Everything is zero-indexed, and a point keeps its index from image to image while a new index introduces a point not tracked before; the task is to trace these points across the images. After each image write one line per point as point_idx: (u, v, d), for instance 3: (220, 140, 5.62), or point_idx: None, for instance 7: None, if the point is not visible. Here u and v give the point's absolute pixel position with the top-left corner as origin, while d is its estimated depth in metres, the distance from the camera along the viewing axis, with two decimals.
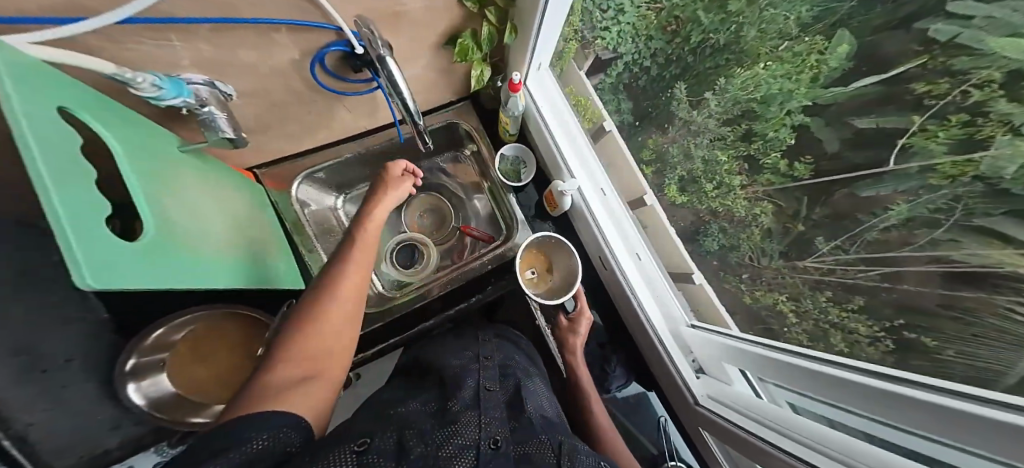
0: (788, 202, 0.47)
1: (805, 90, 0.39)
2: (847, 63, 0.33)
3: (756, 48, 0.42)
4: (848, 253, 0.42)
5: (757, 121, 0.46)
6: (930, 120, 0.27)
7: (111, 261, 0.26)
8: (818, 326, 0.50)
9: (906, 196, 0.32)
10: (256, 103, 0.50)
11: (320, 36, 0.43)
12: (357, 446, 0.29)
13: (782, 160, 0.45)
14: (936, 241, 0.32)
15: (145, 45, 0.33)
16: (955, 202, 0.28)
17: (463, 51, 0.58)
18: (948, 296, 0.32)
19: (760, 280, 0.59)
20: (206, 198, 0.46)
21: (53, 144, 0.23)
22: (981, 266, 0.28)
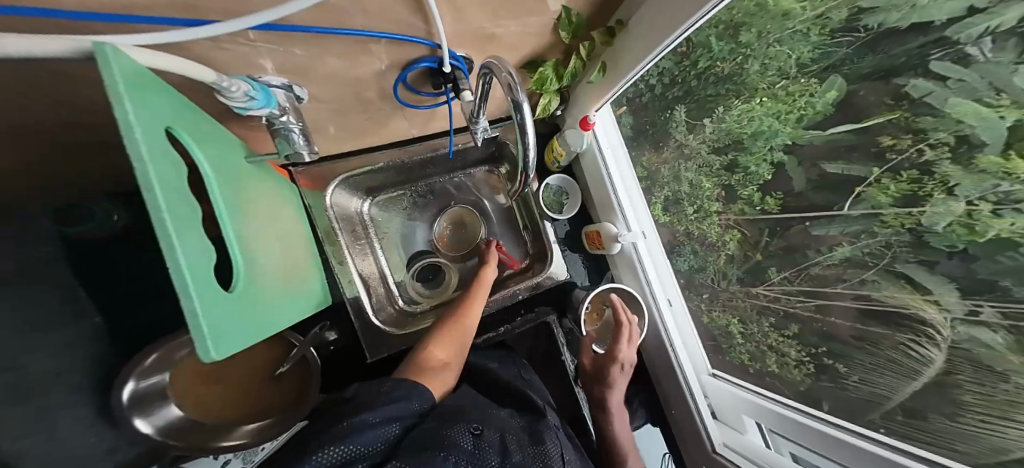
0: (751, 231, 0.58)
1: (791, 129, 0.47)
2: (831, 108, 0.41)
3: (756, 83, 0.50)
4: (792, 285, 0.53)
5: (742, 153, 0.55)
6: (886, 175, 0.36)
7: (228, 319, 0.22)
8: (757, 347, 0.63)
9: (849, 239, 0.42)
10: (322, 108, 0.44)
11: (413, 49, 0.39)
12: (473, 430, 0.40)
13: (756, 192, 0.55)
14: (863, 281, 0.42)
15: (242, 45, 0.28)
16: (886, 249, 0.38)
17: (541, 80, 0.54)
18: (862, 328, 0.44)
19: (717, 301, 0.70)
20: (277, 218, 0.40)
21: (174, 190, 0.19)
22: (894, 306, 0.39)
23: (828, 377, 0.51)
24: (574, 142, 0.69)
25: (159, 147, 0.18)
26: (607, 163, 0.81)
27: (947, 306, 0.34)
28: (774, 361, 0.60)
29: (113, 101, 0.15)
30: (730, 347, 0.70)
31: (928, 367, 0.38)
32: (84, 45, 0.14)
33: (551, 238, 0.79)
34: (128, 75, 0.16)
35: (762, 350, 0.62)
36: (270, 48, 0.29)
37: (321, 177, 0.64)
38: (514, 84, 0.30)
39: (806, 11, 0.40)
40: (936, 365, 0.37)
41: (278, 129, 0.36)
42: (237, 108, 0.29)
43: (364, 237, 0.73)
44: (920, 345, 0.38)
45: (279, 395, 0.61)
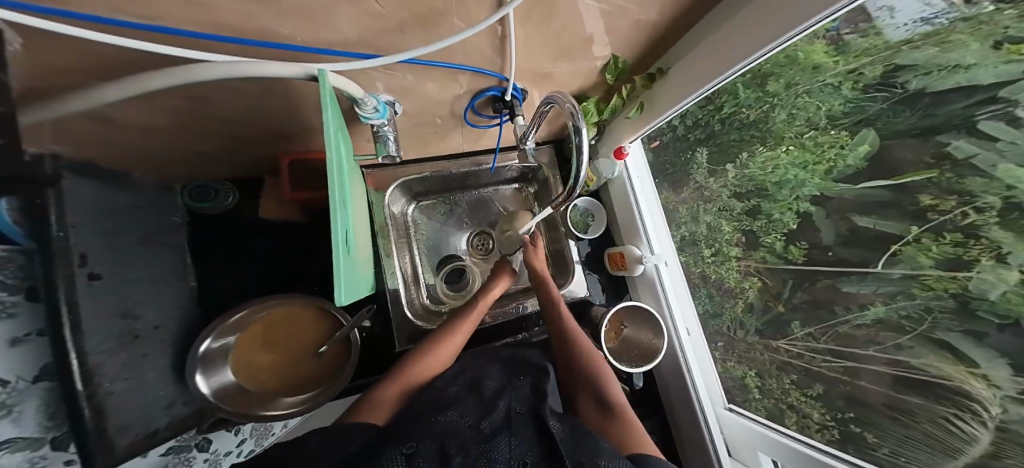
0: (774, 281, 0.63)
1: (818, 179, 0.52)
2: (862, 163, 0.46)
3: (782, 131, 0.57)
4: (818, 342, 0.56)
5: (767, 200, 0.62)
6: (926, 234, 0.39)
7: (348, 276, 0.28)
8: (776, 404, 0.67)
9: (883, 299, 0.45)
10: (405, 121, 0.54)
11: (486, 80, 0.47)
12: (406, 450, 0.41)
13: (781, 241, 0.60)
14: (898, 345, 0.45)
15: (375, 72, 0.37)
16: (926, 313, 0.41)
17: (583, 113, 0.63)
18: (897, 398, 0.46)
19: (732, 352, 0.75)
20: (365, 217, 0.48)
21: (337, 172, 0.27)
22: (935, 377, 0.41)
23: (854, 446, 0.53)
24: (605, 170, 0.76)
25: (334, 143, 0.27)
26: (635, 190, 0.87)
27: (996, 383, 0.35)
28: (795, 421, 0.63)
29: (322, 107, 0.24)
30: (743, 403, 0.74)
31: (973, 446, 0.39)
32: (318, 74, 0.24)
33: (574, 259, 0.85)
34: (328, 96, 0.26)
35: (782, 409, 0.65)
36: (390, 74, 0.39)
37: (383, 179, 0.74)
38: (575, 112, 0.37)
39: (837, 66, 0.46)
40: (981, 443, 0.38)
41: (378, 133, 0.44)
42: (361, 117, 0.38)
43: (406, 238, 0.81)
44: (965, 422, 0.39)
45: (318, 376, 0.66)
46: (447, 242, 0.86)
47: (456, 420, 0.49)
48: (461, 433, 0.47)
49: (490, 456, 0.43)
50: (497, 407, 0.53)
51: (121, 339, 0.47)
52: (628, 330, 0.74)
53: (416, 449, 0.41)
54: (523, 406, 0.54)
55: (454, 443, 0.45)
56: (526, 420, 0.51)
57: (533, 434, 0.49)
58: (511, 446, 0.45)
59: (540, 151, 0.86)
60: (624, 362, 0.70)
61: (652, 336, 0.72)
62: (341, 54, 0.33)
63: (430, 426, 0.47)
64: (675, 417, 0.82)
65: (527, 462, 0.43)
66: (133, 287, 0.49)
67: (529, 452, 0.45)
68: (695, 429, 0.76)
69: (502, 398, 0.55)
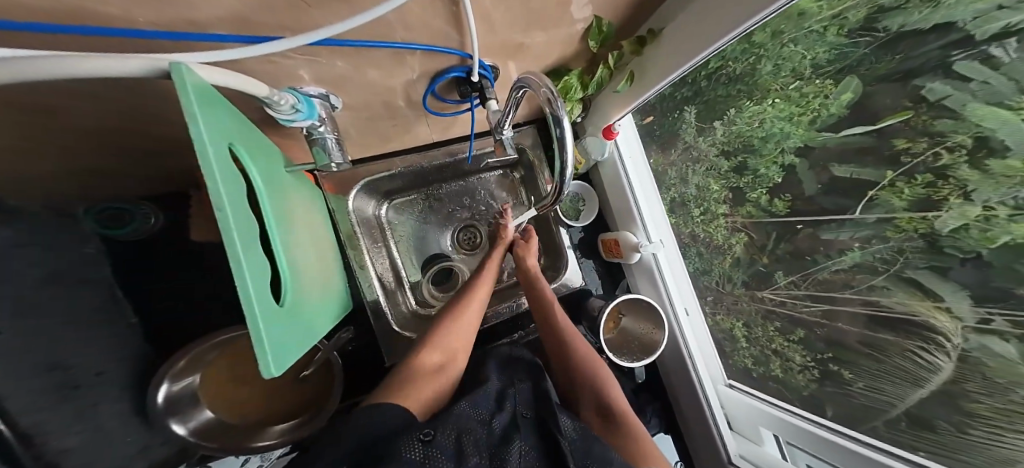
0: (759, 235, 0.59)
1: (802, 131, 0.47)
2: (845, 110, 0.41)
3: (768, 84, 0.50)
4: (799, 289, 0.54)
5: (753, 156, 0.56)
6: (900, 177, 0.37)
7: (282, 332, 0.24)
8: (762, 350, 0.65)
9: (860, 243, 0.43)
10: (353, 114, 0.45)
11: (445, 59, 0.39)
12: (424, 437, 0.36)
13: (765, 195, 0.55)
14: (871, 287, 0.44)
15: (293, 60, 0.29)
16: (898, 254, 0.39)
17: (565, 89, 0.55)
18: (869, 335, 0.46)
19: (722, 304, 0.72)
20: (310, 227, 0.41)
21: (238, 205, 0.21)
22: (902, 313, 0.41)
23: (833, 383, 0.53)
24: (595, 151, 0.69)
25: (225, 162, 0.20)
26: (628, 172, 0.80)
27: (958, 315, 0.35)
28: (779, 366, 0.62)
29: (189, 120, 0.17)
30: (733, 352, 0.73)
31: (935, 374, 0.39)
32: (167, 69, 0.16)
33: (565, 244, 0.80)
34: (199, 94, 0.18)
35: (767, 355, 0.65)
36: (315, 61, 0.30)
37: (345, 181, 0.65)
38: (553, 98, 0.30)
39: (822, 11, 0.39)
40: (943, 371, 0.38)
41: (316, 139, 0.37)
42: (282, 120, 0.31)
43: (382, 240, 0.74)
44: (928, 353, 0.39)
45: (312, 399, 0.62)
46: (429, 242, 0.79)
47: (471, 412, 0.44)
48: (475, 429, 0.42)
49: (504, 458, 0.40)
50: (505, 406, 0.48)
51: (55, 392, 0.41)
52: (627, 320, 0.71)
53: (434, 437, 0.37)
54: (529, 409, 0.50)
55: (471, 438, 0.40)
56: (530, 423, 0.48)
57: (538, 439, 0.46)
58: (521, 451, 0.42)
59: (521, 133, 0.78)
60: (624, 355, 0.68)
61: (652, 328, 0.68)
62: (233, 39, 0.25)
63: (448, 416, 0.41)
64: (676, 396, 0.82)
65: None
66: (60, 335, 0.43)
67: (532, 457, 0.42)
68: (699, 415, 0.76)
69: (508, 399, 0.50)
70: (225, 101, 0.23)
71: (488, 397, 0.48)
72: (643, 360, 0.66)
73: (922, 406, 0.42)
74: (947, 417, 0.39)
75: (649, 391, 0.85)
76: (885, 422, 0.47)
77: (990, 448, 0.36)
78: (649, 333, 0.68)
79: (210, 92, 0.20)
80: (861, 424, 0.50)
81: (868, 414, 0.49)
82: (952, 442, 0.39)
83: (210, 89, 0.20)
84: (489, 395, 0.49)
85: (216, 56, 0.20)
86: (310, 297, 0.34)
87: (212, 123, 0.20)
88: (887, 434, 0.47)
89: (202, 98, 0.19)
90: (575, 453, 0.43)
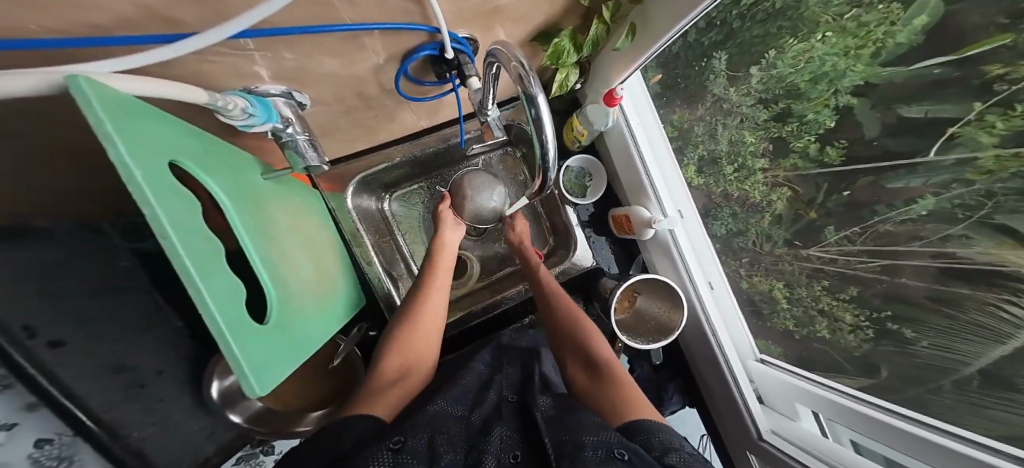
0: (805, 189, 0.51)
1: (862, 67, 0.38)
2: (917, 38, 0.32)
3: (817, 17, 0.41)
4: (854, 245, 0.47)
5: (799, 101, 0.47)
6: (993, 109, 0.28)
7: (264, 350, 0.26)
8: (806, 311, 0.58)
9: (934, 189, 0.35)
10: (326, 109, 0.43)
11: (410, 37, 0.35)
12: (392, 445, 0.31)
13: (814, 144, 0.47)
14: (946, 237, 0.36)
15: (230, 56, 0.26)
16: (987, 199, 0.31)
17: (556, 54, 0.48)
18: (939, 289, 0.39)
19: (759, 265, 0.65)
20: (300, 230, 0.41)
21: (187, 232, 0.20)
22: (984, 264, 0.33)
23: (891, 343, 0.46)
24: (598, 121, 0.62)
25: (163, 183, 0.19)
26: (637, 139, 0.74)
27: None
28: (826, 327, 0.55)
29: (106, 144, 0.15)
30: (772, 314, 0.66)
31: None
32: (66, 85, 0.14)
33: (574, 223, 0.76)
34: (111, 105, 0.16)
35: (811, 315, 0.57)
36: (264, 55, 0.28)
37: (339, 179, 0.65)
38: (526, 73, 0.26)
39: None
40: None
41: (286, 142, 0.37)
42: (240, 126, 0.29)
43: (388, 234, 0.74)
44: (1017, 306, 0.31)
45: (338, 387, 0.68)
46: (436, 232, 0.79)
47: (445, 409, 0.41)
48: (451, 427, 0.38)
49: (483, 449, 0.35)
50: (486, 398, 0.48)
51: (128, 390, 0.46)
52: (641, 298, 0.68)
53: (404, 443, 0.32)
54: (514, 393, 0.50)
55: (445, 437, 0.35)
56: (515, 409, 0.46)
57: (520, 423, 0.42)
58: (502, 437, 0.39)
59: (515, 108, 0.72)
60: (638, 338, 0.65)
61: (669, 309, 0.65)
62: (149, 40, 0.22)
63: (418, 417, 0.38)
64: (698, 372, 0.79)
65: (519, 454, 0.36)
66: (125, 340, 0.48)
67: (519, 444, 0.38)
68: (724, 388, 0.72)
69: (491, 387, 0.50)
70: (153, 108, 0.21)
71: (466, 394, 0.48)
72: (659, 341, 0.63)
73: (1002, 363, 0.34)
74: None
75: (670, 368, 0.82)
76: (953, 383, 0.40)
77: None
78: (667, 314, 0.64)
79: (135, 106, 0.19)
80: (918, 387, 0.45)
81: (920, 373, 0.44)
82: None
83: (125, 98, 0.18)
84: (467, 392, 0.48)
85: (127, 62, 0.17)
86: (302, 306, 0.36)
87: (139, 142, 0.18)
88: (952, 394, 0.41)
89: (129, 115, 0.18)
90: (548, 420, 0.41)
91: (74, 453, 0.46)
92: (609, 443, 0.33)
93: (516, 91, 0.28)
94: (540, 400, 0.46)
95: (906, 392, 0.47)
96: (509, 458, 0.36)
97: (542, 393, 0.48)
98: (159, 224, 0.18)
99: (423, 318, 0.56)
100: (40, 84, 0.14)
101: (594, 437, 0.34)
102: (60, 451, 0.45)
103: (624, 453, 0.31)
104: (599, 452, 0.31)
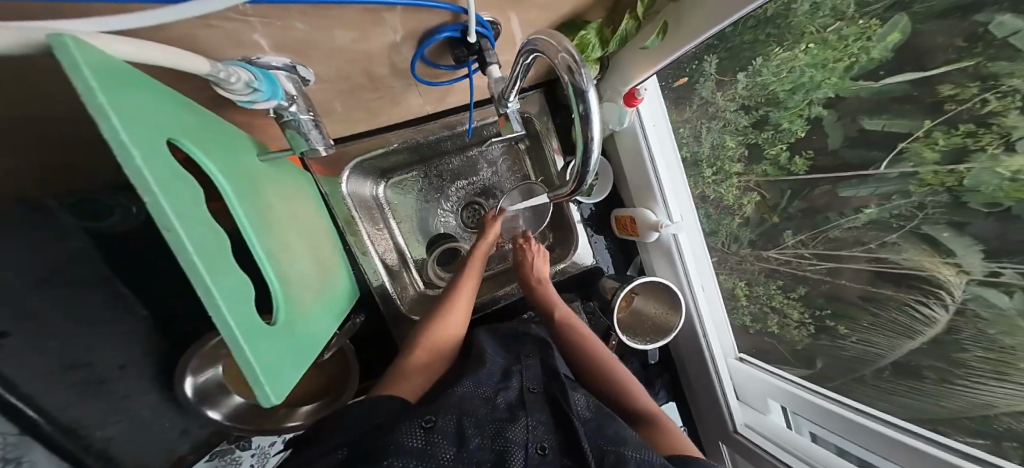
0: (771, 193, 0.56)
1: (836, 80, 0.41)
2: (888, 54, 0.36)
3: (802, 27, 0.43)
4: (807, 248, 0.52)
5: (775, 108, 0.50)
6: (939, 127, 0.33)
7: (275, 354, 0.24)
8: (760, 308, 0.65)
9: (877, 200, 0.40)
10: (329, 88, 0.39)
11: (433, 16, 0.32)
12: (425, 424, 0.36)
13: (785, 153, 0.51)
14: (882, 243, 0.42)
15: (233, 21, 0.22)
16: (919, 210, 0.37)
17: (580, 47, 0.46)
18: (872, 291, 0.45)
19: (724, 265, 0.71)
20: (296, 217, 0.37)
21: (193, 225, 0.17)
22: (909, 268, 0.40)
23: (827, 337, 0.53)
24: (612, 119, 0.62)
25: (166, 169, 0.16)
26: (650, 140, 0.71)
27: (966, 269, 0.35)
28: (776, 322, 0.63)
29: (97, 118, 0.12)
30: (732, 311, 0.73)
31: (930, 327, 0.40)
32: (46, 42, 0.11)
33: (576, 221, 0.76)
34: (106, 73, 0.13)
35: (764, 311, 0.65)
36: (269, 23, 0.24)
37: (333, 163, 0.60)
38: (576, 65, 0.24)
39: None
40: (938, 323, 0.39)
41: (288, 122, 0.33)
42: (242, 102, 0.25)
43: (382, 222, 0.70)
44: (926, 306, 0.39)
45: (333, 380, 0.65)
46: (432, 222, 0.75)
47: (472, 392, 0.44)
48: (478, 409, 0.41)
49: (508, 437, 0.38)
50: (511, 382, 0.48)
51: (84, 388, 0.42)
52: (638, 298, 0.69)
53: (436, 423, 0.37)
54: (538, 384, 0.49)
55: (472, 420, 0.39)
56: (541, 400, 0.46)
57: (549, 416, 0.44)
58: (529, 426, 0.40)
59: (526, 99, 0.69)
60: (637, 338, 0.67)
61: (667, 310, 0.67)
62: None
63: (450, 399, 0.42)
64: (684, 369, 0.83)
65: (546, 447, 0.39)
66: (86, 332, 0.42)
67: (548, 435, 0.40)
68: (708, 385, 0.76)
69: (514, 374, 0.50)
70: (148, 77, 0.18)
71: (492, 374, 0.49)
72: (656, 341, 0.65)
73: (912, 355, 0.43)
74: (935, 365, 0.41)
75: (660, 366, 0.86)
76: (872, 371, 0.48)
77: (967, 395, 0.38)
78: (664, 315, 0.66)
79: (129, 76, 0.15)
80: (846, 376, 0.53)
81: (851, 365, 0.51)
82: (937, 390, 0.41)
83: (116, 63, 0.15)
84: (494, 375, 0.49)
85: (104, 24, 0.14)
86: (304, 303, 0.32)
87: (136, 118, 0.15)
88: (874, 382, 0.49)
89: (123, 85, 0.14)
90: (586, 426, 0.42)
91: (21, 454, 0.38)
92: (650, 462, 0.36)
93: (561, 82, 0.26)
94: (574, 396, 0.46)
95: (823, 382, 0.57)
96: (536, 449, 0.38)
97: (574, 389, 0.48)
98: (162, 216, 0.15)
99: (450, 315, 0.55)
100: (17, 43, 0.10)
101: (635, 453, 0.37)
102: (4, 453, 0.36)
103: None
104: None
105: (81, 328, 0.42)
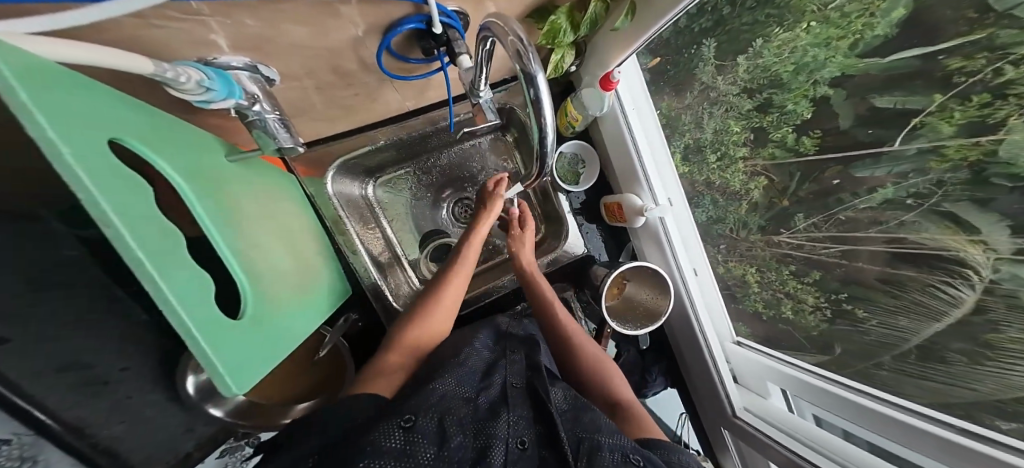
0: (779, 177, 0.54)
1: (840, 59, 0.40)
2: (893, 30, 0.34)
3: (802, 6, 0.42)
4: (819, 231, 0.50)
5: (780, 91, 0.49)
6: (953, 99, 0.31)
7: (237, 348, 0.24)
8: (773, 294, 0.63)
9: (894, 179, 0.39)
10: (294, 85, 0.39)
11: (393, 7, 0.32)
12: (404, 423, 0.35)
13: (791, 134, 0.49)
14: (901, 223, 0.40)
15: (179, 20, 0.23)
16: (937, 188, 0.35)
17: (552, 33, 0.45)
18: (891, 272, 0.43)
19: (736, 252, 0.68)
20: (271, 217, 0.38)
21: (136, 219, 0.17)
22: (931, 248, 0.38)
23: (846, 322, 0.51)
24: (593, 106, 0.61)
25: (102, 164, 0.16)
26: (631, 125, 0.72)
27: (993, 247, 0.32)
28: (790, 308, 0.60)
29: (21, 115, 0.12)
30: (744, 297, 0.70)
31: (957, 307, 0.37)
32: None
33: (565, 210, 0.76)
34: (24, 70, 0.13)
35: (778, 298, 0.62)
36: (220, 21, 0.24)
37: (318, 163, 0.61)
38: (525, 50, 0.24)
39: None
40: (965, 303, 0.37)
41: (254, 121, 0.34)
42: (198, 102, 0.26)
43: (373, 221, 0.71)
44: (953, 286, 0.37)
45: (328, 376, 0.67)
46: (424, 219, 0.76)
47: (453, 390, 0.44)
48: (460, 407, 0.42)
49: (490, 433, 0.39)
50: (493, 381, 0.49)
51: (91, 389, 0.42)
52: (629, 286, 0.69)
53: (415, 423, 0.36)
54: (520, 379, 0.51)
55: (453, 419, 0.39)
56: (523, 394, 0.48)
57: (531, 411, 0.45)
58: (511, 421, 0.41)
59: (508, 91, 0.68)
60: (627, 324, 0.67)
61: (657, 296, 0.66)
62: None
63: (430, 396, 0.41)
64: (682, 355, 0.82)
65: (526, 441, 0.39)
66: (93, 332, 0.44)
67: (527, 430, 0.41)
68: (704, 371, 0.76)
69: (497, 369, 0.51)
70: (74, 76, 0.17)
71: (474, 372, 0.49)
72: (648, 327, 0.65)
73: (936, 338, 0.40)
74: (960, 347, 0.38)
75: (656, 352, 0.85)
76: (892, 356, 0.46)
77: (1001, 376, 0.35)
78: (655, 300, 0.66)
79: (52, 72, 0.15)
80: (865, 361, 0.50)
81: (874, 348, 0.48)
82: (966, 372, 0.38)
83: (40, 62, 0.15)
84: (475, 372, 0.49)
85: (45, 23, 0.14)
86: (278, 299, 0.33)
87: (64, 112, 0.15)
88: (894, 366, 0.47)
89: (47, 82, 0.15)
90: (563, 416, 0.43)
91: (39, 453, 0.41)
92: (623, 447, 0.38)
93: (515, 69, 0.26)
94: (552, 390, 0.48)
95: (852, 365, 0.53)
96: (517, 444, 0.39)
97: (552, 385, 0.49)
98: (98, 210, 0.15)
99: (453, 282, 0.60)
100: None
101: (612, 440, 0.39)
102: (21, 452, 0.40)
103: (638, 460, 0.37)
104: (616, 454, 0.37)
105: (86, 332, 0.44)
